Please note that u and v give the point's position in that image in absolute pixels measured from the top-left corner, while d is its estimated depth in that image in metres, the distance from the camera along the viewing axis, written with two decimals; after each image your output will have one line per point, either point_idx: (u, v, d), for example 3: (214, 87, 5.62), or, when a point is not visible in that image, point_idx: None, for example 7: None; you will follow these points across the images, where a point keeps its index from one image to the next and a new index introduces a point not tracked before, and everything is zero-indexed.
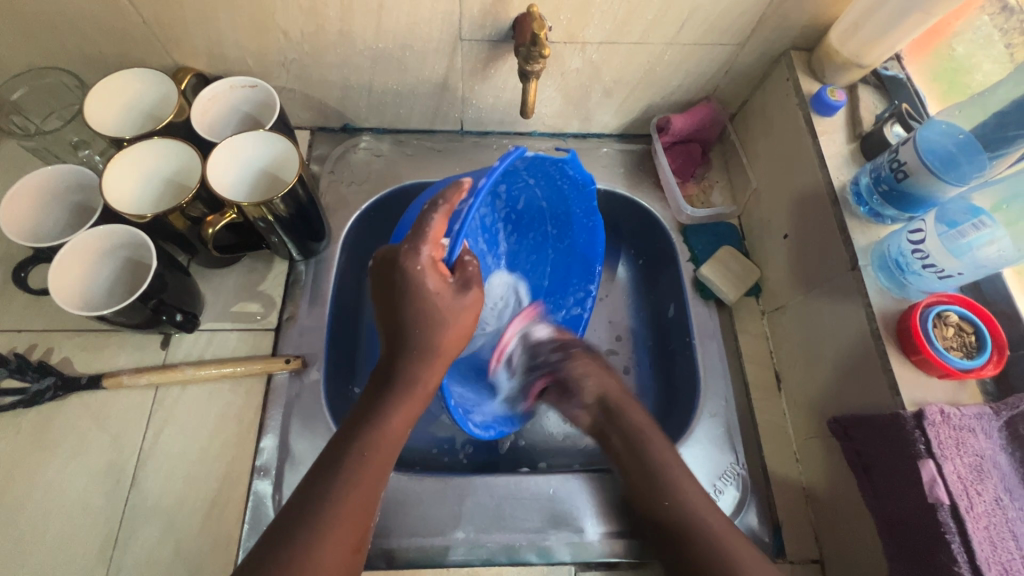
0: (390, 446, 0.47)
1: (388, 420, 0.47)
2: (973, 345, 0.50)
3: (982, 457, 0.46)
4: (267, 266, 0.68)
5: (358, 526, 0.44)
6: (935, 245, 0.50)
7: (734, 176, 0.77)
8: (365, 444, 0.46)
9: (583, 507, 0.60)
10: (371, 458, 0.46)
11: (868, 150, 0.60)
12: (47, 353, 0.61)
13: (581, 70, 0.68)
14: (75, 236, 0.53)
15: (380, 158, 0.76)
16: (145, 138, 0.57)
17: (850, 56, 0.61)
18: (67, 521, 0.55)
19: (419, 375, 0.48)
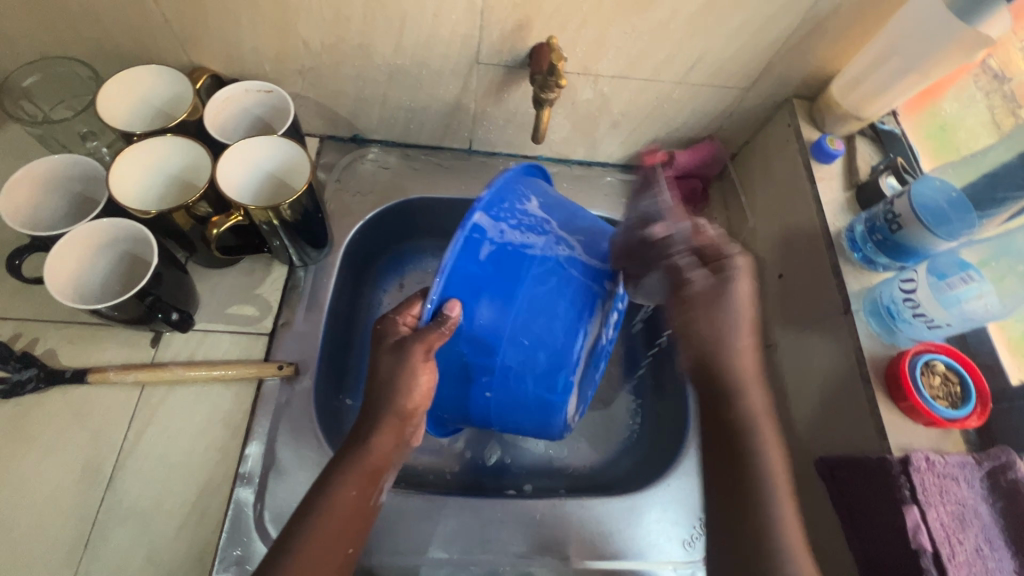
0: (341, 518, 0.46)
1: (338, 489, 0.46)
2: (958, 395, 0.51)
3: (963, 506, 0.47)
4: (266, 269, 0.68)
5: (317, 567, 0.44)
6: (926, 295, 0.51)
7: (732, 214, 0.79)
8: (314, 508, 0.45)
9: (569, 534, 0.60)
10: (320, 523, 0.45)
11: (864, 199, 0.62)
12: (32, 343, 0.59)
13: (591, 101, 0.69)
14: (78, 227, 0.53)
15: (387, 170, 0.77)
16: (158, 134, 0.56)
17: (851, 108, 0.63)
18: (37, 519, 0.53)
19: (374, 431, 0.48)
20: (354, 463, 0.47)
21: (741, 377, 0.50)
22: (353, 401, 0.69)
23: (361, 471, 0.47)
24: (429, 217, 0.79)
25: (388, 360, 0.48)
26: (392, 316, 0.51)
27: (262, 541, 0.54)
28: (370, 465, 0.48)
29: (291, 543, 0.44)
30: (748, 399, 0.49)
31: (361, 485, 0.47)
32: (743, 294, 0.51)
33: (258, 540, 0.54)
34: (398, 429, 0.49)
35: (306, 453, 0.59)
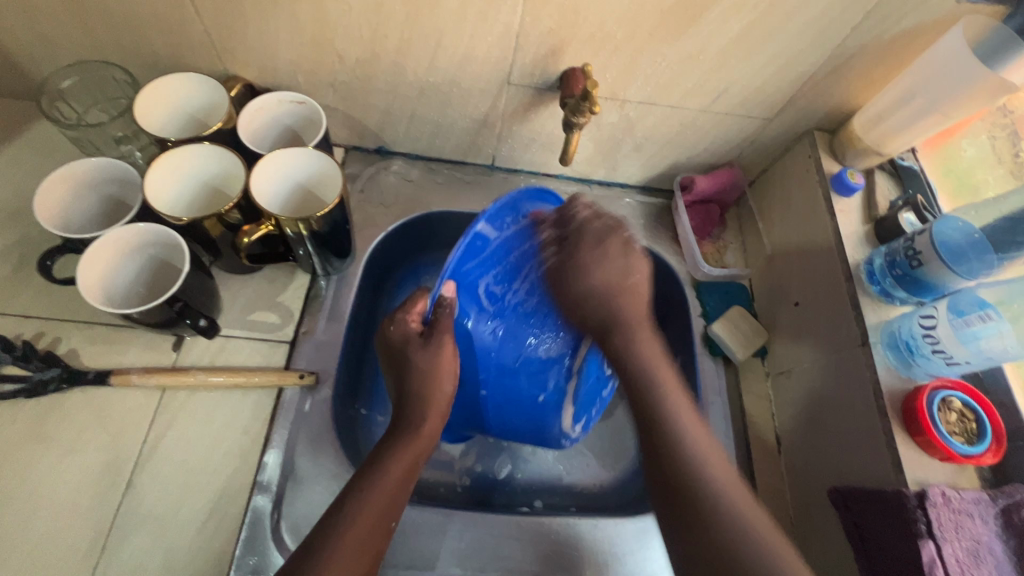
0: (392, 490, 0.48)
1: (389, 464, 0.50)
2: (973, 432, 0.52)
3: (978, 542, 0.48)
4: (288, 277, 0.68)
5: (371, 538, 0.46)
6: (946, 331, 0.53)
7: (748, 239, 0.80)
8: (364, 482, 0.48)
9: (582, 555, 0.60)
10: (368, 495, 0.47)
11: (882, 234, 0.62)
12: (54, 343, 0.59)
13: (617, 124, 0.70)
14: (112, 230, 0.53)
15: (410, 183, 0.78)
16: (194, 142, 0.57)
17: (872, 143, 0.65)
18: (55, 520, 0.53)
19: (421, 417, 0.55)
20: (406, 443, 0.52)
21: (636, 320, 0.58)
22: (367, 411, 0.69)
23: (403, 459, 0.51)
24: (450, 229, 0.80)
25: (423, 355, 0.54)
26: (398, 317, 0.57)
27: (278, 550, 0.55)
28: (409, 456, 0.52)
29: (340, 511, 0.46)
30: (637, 343, 0.56)
31: (404, 468, 0.51)
32: (599, 265, 0.59)
33: (274, 550, 0.55)
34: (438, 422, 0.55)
35: (324, 464, 0.59)
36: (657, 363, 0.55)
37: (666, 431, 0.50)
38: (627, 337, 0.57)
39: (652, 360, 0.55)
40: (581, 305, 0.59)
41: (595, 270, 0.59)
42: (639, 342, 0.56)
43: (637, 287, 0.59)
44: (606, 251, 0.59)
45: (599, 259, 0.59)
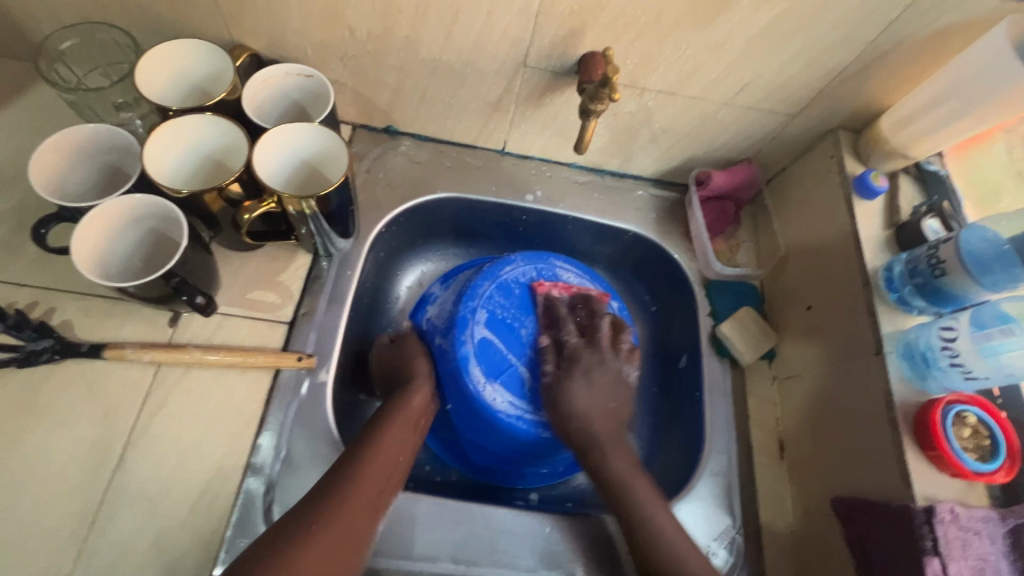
0: (391, 451, 0.53)
1: (386, 432, 0.54)
2: (987, 449, 0.51)
3: (985, 561, 0.47)
4: (289, 256, 0.66)
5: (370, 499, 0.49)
6: (966, 345, 0.51)
7: (761, 239, 0.78)
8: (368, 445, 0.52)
9: (578, 553, 0.59)
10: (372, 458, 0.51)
11: (903, 240, 0.60)
12: (48, 312, 0.58)
13: (634, 114, 0.68)
14: (108, 200, 0.51)
15: (418, 165, 0.76)
16: (196, 112, 0.55)
17: (898, 145, 0.62)
18: (44, 493, 0.52)
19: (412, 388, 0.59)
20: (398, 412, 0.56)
21: (605, 436, 0.57)
22: (367, 397, 0.71)
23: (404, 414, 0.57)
24: (458, 215, 0.78)
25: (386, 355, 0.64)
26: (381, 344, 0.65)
27: (270, 535, 0.54)
28: (410, 411, 0.57)
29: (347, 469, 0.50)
30: (611, 459, 0.56)
31: (404, 427, 0.56)
32: (602, 371, 0.59)
33: (265, 534, 0.54)
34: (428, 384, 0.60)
35: (318, 449, 0.59)
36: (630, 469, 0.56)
37: (628, 503, 0.54)
38: (603, 452, 0.56)
39: (586, 417, 0.57)
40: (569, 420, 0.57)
41: (580, 390, 0.58)
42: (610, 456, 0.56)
43: (620, 396, 0.59)
44: (612, 367, 0.60)
45: (608, 386, 0.59)
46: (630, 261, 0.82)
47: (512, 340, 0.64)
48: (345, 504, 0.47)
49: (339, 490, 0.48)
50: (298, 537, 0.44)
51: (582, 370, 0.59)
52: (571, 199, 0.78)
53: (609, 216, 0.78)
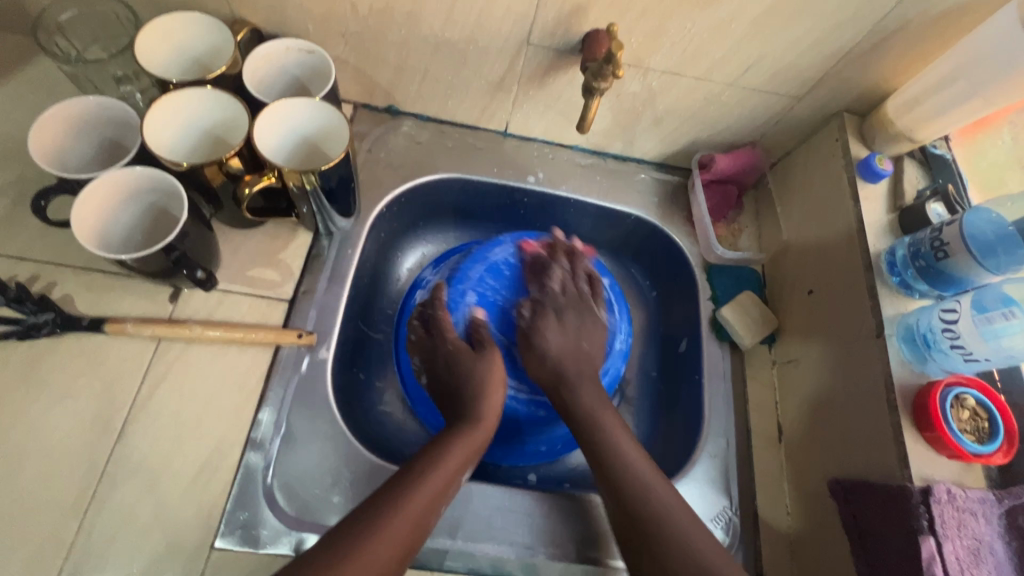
0: (441, 481, 0.52)
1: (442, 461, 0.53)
2: (985, 431, 0.51)
3: (980, 541, 0.47)
4: (289, 234, 0.66)
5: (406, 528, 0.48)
6: (966, 326, 0.51)
7: (764, 223, 0.78)
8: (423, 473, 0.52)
9: (575, 530, 0.59)
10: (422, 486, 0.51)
11: (906, 223, 0.60)
12: (49, 287, 0.58)
13: (638, 95, 0.67)
14: (109, 171, 0.51)
15: (419, 145, 0.75)
16: (197, 85, 0.54)
17: (904, 128, 0.62)
18: (46, 464, 0.52)
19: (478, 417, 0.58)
20: (460, 440, 0.56)
21: (579, 374, 0.61)
22: (366, 376, 0.71)
23: (458, 456, 0.55)
24: (459, 196, 0.78)
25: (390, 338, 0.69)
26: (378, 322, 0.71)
27: (270, 510, 0.54)
28: (462, 453, 0.55)
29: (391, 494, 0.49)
30: (582, 394, 0.59)
31: (453, 469, 0.54)
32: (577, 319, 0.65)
33: (265, 508, 0.54)
34: (491, 421, 0.59)
35: (318, 425, 0.59)
36: (600, 407, 0.59)
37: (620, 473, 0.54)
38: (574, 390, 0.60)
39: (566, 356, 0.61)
40: (545, 362, 0.61)
41: (557, 337, 0.63)
42: (581, 392, 0.59)
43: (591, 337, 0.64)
44: (581, 310, 0.65)
45: (579, 328, 0.64)
46: (632, 245, 0.82)
47: (500, 319, 0.67)
48: (376, 544, 0.46)
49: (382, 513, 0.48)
50: (330, 557, 0.44)
51: (557, 315, 0.64)
52: (572, 182, 0.78)
53: (611, 199, 0.78)
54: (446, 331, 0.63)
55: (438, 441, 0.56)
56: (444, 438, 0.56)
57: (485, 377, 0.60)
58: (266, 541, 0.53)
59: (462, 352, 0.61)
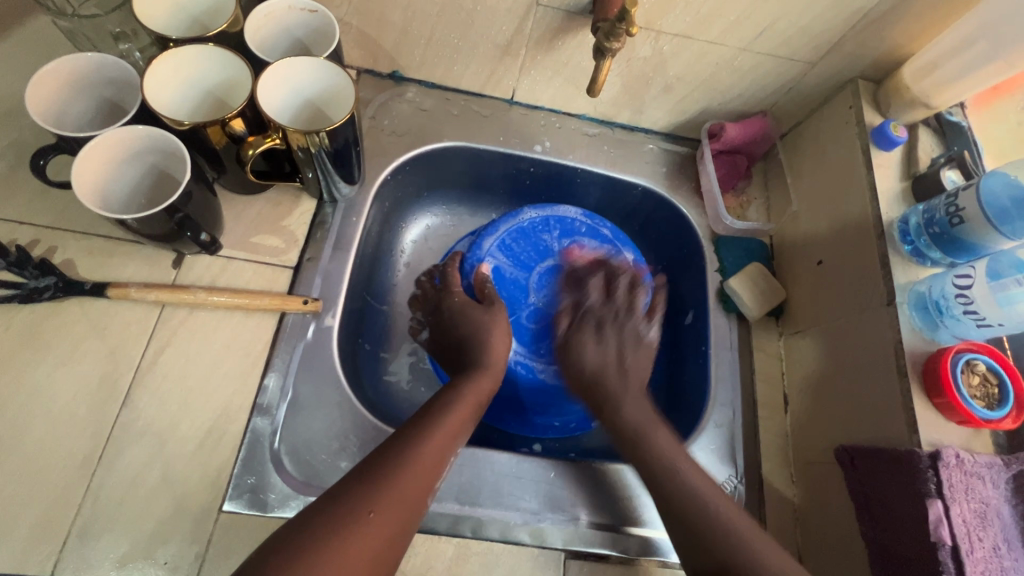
0: (456, 428, 0.52)
1: (455, 407, 0.54)
2: (994, 397, 0.51)
3: (986, 505, 0.47)
4: (293, 201, 0.65)
5: (427, 471, 0.48)
6: (982, 292, 0.51)
7: (773, 195, 0.77)
8: (439, 418, 0.52)
9: (582, 496, 0.59)
10: (438, 430, 0.51)
11: (920, 191, 0.59)
12: (49, 252, 0.57)
13: (648, 60, 0.66)
14: (109, 130, 0.50)
15: (424, 112, 0.74)
16: (197, 42, 0.52)
17: (920, 94, 0.61)
18: (52, 427, 0.52)
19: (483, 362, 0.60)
20: (469, 386, 0.57)
21: (621, 391, 0.61)
22: (372, 347, 0.70)
23: (468, 400, 0.56)
24: (465, 165, 0.77)
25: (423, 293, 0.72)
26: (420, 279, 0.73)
27: (276, 473, 0.54)
28: (474, 397, 0.56)
29: (408, 438, 0.49)
30: (627, 412, 0.59)
31: (465, 413, 0.54)
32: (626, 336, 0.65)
33: (273, 471, 0.54)
34: (498, 370, 0.60)
35: (325, 391, 0.59)
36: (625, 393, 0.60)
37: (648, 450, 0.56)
38: (618, 405, 0.60)
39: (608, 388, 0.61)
40: (580, 376, 0.63)
41: (592, 351, 0.64)
42: (625, 409, 0.60)
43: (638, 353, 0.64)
44: (622, 324, 0.66)
45: (620, 343, 0.64)
46: (639, 217, 0.81)
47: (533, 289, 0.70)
48: (400, 484, 0.46)
49: (402, 455, 0.48)
50: (351, 494, 0.44)
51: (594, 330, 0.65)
52: (579, 151, 0.77)
53: (618, 169, 0.77)
54: (451, 286, 0.67)
55: (447, 388, 0.56)
56: (453, 386, 0.57)
57: (486, 330, 0.62)
58: (275, 504, 0.53)
59: (468, 305, 0.64)
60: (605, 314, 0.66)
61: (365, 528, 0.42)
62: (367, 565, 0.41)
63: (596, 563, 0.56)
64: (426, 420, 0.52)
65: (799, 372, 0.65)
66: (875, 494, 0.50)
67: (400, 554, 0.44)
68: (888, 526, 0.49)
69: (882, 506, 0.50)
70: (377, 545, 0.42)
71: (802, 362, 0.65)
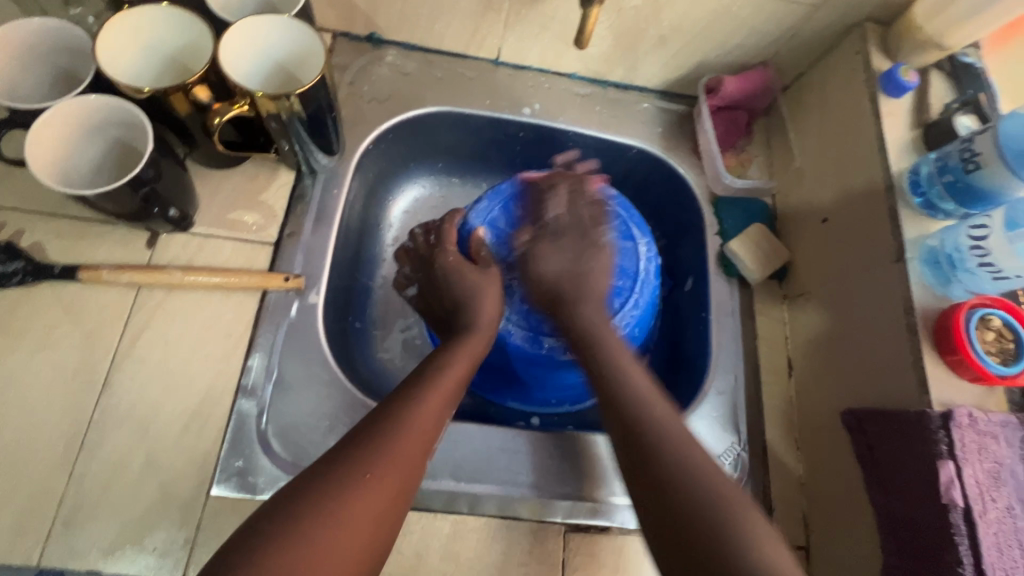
0: (452, 387, 0.50)
1: (449, 367, 0.52)
2: (1010, 353, 0.49)
3: (1000, 465, 0.45)
4: (271, 174, 0.62)
5: (427, 430, 0.46)
6: (997, 243, 0.48)
7: (775, 152, 0.73)
8: (432, 376, 0.50)
9: (580, 468, 0.57)
10: (434, 388, 0.49)
11: (932, 139, 0.56)
12: (16, 235, 0.54)
13: (641, 9, 0.62)
14: (63, 101, 0.47)
15: (406, 76, 0.70)
16: (153, 4, 0.50)
17: (933, 34, 0.57)
18: (29, 416, 0.50)
19: (474, 323, 0.57)
20: (460, 344, 0.55)
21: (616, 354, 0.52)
22: (362, 325, 0.68)
23: (461, 359, 0.53)
24: (452, 132, 0.73)
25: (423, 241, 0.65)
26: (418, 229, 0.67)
27: (265, 455, 0.53)
28: (466, 356, 0.54)
29: (404, 399, 0.47)
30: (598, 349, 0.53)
31: (458, 374, 0.52)
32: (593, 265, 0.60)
33: (261, 453, 0.53)
34: (487, 330, 0.57)
35: (312, 370, 0.57)
36: (602, 325, 0.55)
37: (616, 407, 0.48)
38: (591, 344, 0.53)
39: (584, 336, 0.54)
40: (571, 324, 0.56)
41: (552, 258, 0.61)
42: (596, 334, 0.54)
43: (595, 263, 0.60)
44: (584, 237, 0.62)
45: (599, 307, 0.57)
46: (635, 181, 0.78)
47: None
48: (399, 442, 0.44)
49: (396, 415, 0.45)
50: (348, 455, 0.42)
51: (555, 239, 0.62)
52: (571, 113, 0.73)
53: (611, 130, 0.73)
54: (446, 244, 0.62)
55: (439, 350, 0.54)
56: (442, 348, 0.54)
57: (481, 292, 0.59)
58: (264, 487, 0.51)
59: (460, 265, 0.61)
60: (563, 228, 0.63)
61: (364, 489, 0.40)
62: (372, 529, 0.39)
63: (597, 534, 0.55)
64: (418, 380, 0.49)
65: (803, 335, 0.63)
66: (887, 459, 0.48)
67: (404, 517, 0.43)
68: (898, 491, 0.47)
69: (893, 471, 0.48)
70: (380, 508, 0.40)
71: (807, 324, 0.63)
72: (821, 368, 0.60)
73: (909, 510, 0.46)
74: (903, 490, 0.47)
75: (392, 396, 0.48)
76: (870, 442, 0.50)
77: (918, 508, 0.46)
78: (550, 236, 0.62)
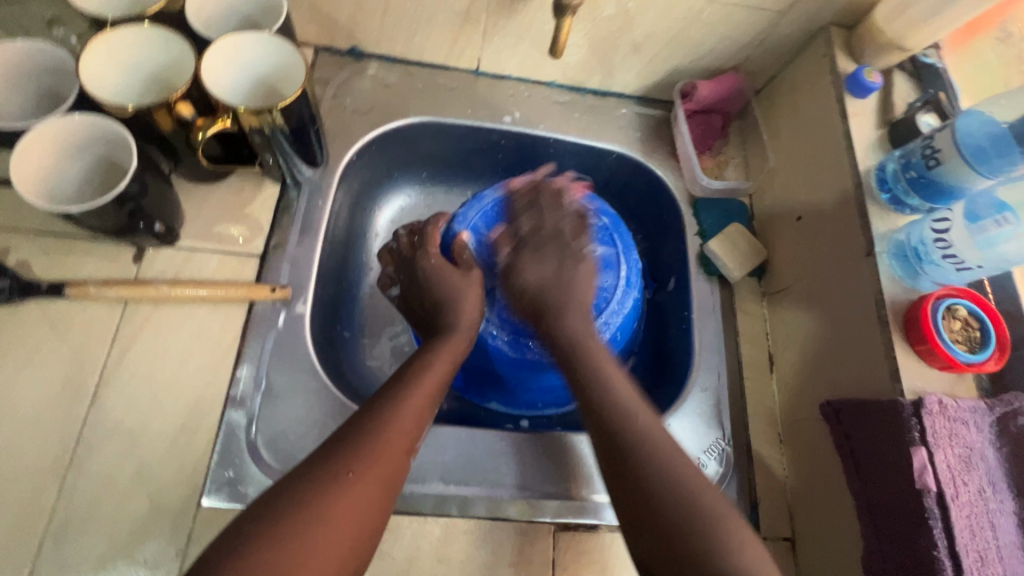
0: (434, 387, 0.51)
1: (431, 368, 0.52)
2: (977, 340, 0.50)
3: (970, 449, 0.47)
4: (256, 187, 0.63)
5: (410, 428, 0.47)
6: (960, 235, 0.49)
7: (751, 153, 0.75)
8: (413, 377, 0.51)
9: (567, 468, 0.58)
10: (416, 388, 0.50)
11: (896, 137, 0.58)
12: (3, 253, 0.55)
13: (614, 18, 0.63)
14: (47, 120, 0.48)
15: (387, 88, 0.71)
16: (133, 23, 0.50)
17: (894, 36, 0.59)
18: (18, 432, 0.50)
19: (455, 324, 0.58)
20: (441, 346, 0.55)
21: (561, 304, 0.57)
22: (350, 334, 0.69)
23: (443, 360, 0.54)
24: (434, 141, 0.74)
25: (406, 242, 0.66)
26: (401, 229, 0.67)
27: (254, 465, 0.53)
28: (448, 357, 0.55)
29: (387, 399, 0.48)
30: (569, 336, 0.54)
31: (440, 374, 0.53)
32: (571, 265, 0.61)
33: (251, 462, 0.53)
34: (468, 332, 0.58)
35: (300, 379, 0.57)
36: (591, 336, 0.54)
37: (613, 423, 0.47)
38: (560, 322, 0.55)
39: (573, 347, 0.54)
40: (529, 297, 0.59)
41: (533, 269, 0.60)
42: (565, 325, 0.56)
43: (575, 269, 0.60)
44: (562, 246, 0.62)
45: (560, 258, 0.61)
46: (616, 185, 0.79)
47: None
48: (381, 441, 0.44)
49: (379, 415, 0.46)
50: (332, 454, 0.43)
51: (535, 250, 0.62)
52: (550, 120, 0.74)
53: (591, 135, 0.75)
54: (428, 246, 0.63)
55: (421, 351, 0.55)
56: (425, 349, 0.55)
57: (462, 293, 0.60)
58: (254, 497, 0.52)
59: (445, 267, 0.61)
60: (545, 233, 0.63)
61: (348, 487, 0.41)
62: (356, 526, 0.40)
63: (586, 533, 0.56)
64: (401, 381, 0.50)
65: (782, 330, 0.65)
66: (863, 448, 0.50)
67: (388, 515, 0.43)
68: (875, 479, 0.49)
69: (870, 459, 0.49)
70: (365, 506, 0.41)
71: (785, 319, 0.64)
72: (800, 362, 0.61)
73: (885, 497, 0.48)
74: (880, 477, 0.48)
75: (375, 396, 0.49)
76: (847, 431, 0.51)
77: (894, 495, 0.47)
78: (530, 249, 0.62)
